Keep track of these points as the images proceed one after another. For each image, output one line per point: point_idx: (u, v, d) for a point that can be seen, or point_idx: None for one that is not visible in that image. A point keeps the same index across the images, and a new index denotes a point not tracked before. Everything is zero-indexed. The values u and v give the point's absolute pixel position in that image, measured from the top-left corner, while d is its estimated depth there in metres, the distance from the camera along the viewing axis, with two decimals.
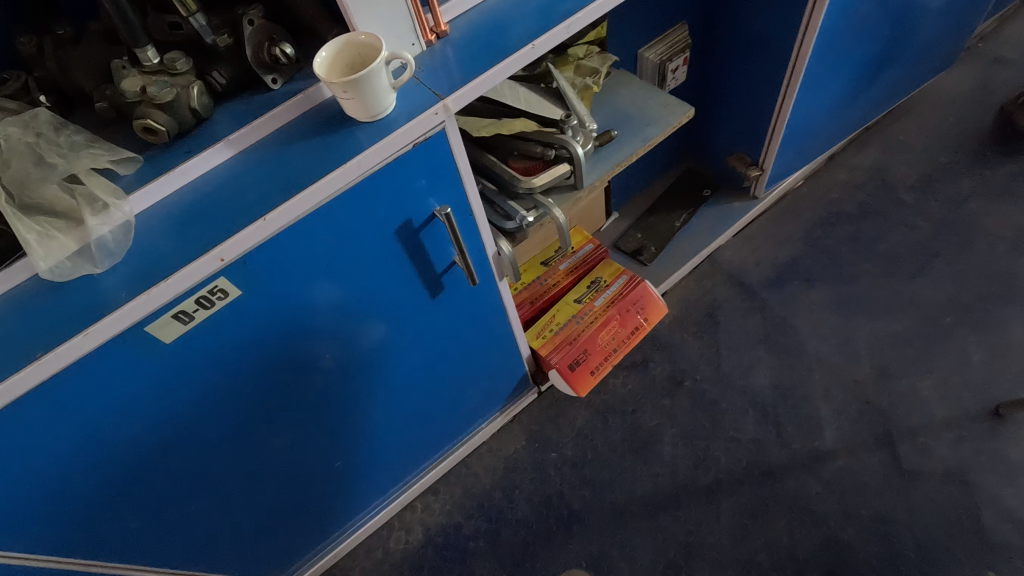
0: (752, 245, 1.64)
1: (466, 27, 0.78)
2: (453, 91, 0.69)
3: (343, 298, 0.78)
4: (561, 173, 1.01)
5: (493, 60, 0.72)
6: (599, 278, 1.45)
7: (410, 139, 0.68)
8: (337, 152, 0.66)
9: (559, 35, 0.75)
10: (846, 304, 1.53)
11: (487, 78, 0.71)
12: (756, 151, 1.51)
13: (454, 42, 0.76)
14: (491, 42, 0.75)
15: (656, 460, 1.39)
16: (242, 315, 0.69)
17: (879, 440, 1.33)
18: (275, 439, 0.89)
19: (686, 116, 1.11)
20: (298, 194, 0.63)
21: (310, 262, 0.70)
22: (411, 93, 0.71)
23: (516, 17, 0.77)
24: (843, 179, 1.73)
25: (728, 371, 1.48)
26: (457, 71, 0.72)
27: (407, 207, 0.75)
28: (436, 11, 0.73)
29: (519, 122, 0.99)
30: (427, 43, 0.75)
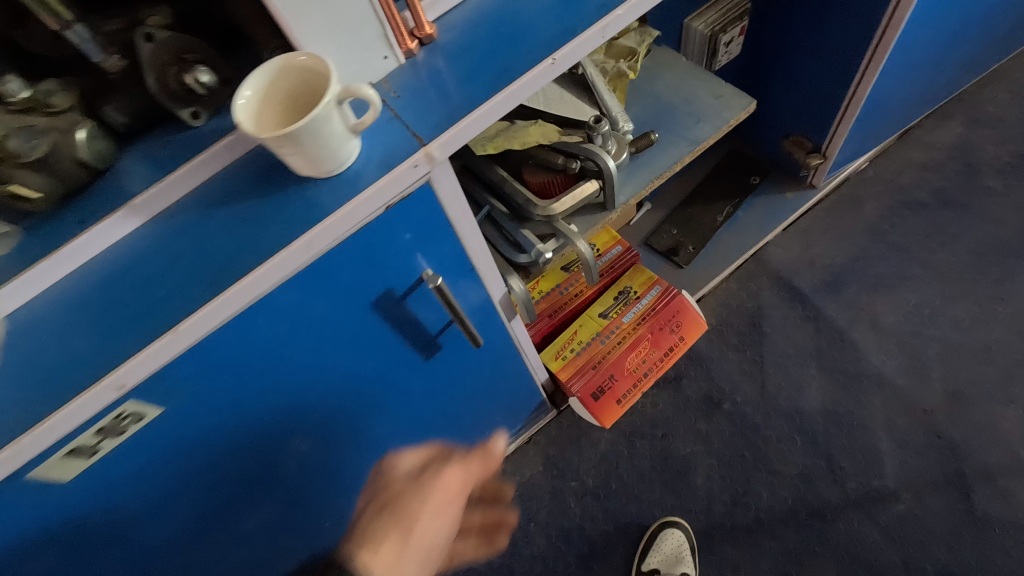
0: (806, 241, 1.42)
1: (461, 26, 0.57)
2: (442, 131, 0.50)
3: (309, 383, 0.62)
4: (587, 195, 0.81)
5: (498, 83, 0.52)
6: (628, 288, 1.26)
7: (383, 200, 0.49)
8: (282, 221, 0.49)
9: (589, 43, 0.54)
10: (915, 315, 1.32)
11: (491, 110, 0.51)
12: (819, 135, 1.27)
13: (444, 51, 0.55)
14: (496, 53, 0.54)
15: (689, 494, 1.24)
16: (176, 429, 0.54)
17: (948, 480, 1.17)
18: (246, 527, 0.75)
19: (746, 111, 0.88)
20: (227, 289, 0.46)
21: (259, 358, 0.54)
22: (384, 130, 0.51)
23: (532, 15, 0.56)
24: (916, 160, 1.48)
25: (773, 392, 1.30)
26: (449, 97, 0.52)
27: (385, 275, 0.57)
28: (417, 9, 0.52)
29: (535, 129, 0.80)
30: (407, 52, 0.54)
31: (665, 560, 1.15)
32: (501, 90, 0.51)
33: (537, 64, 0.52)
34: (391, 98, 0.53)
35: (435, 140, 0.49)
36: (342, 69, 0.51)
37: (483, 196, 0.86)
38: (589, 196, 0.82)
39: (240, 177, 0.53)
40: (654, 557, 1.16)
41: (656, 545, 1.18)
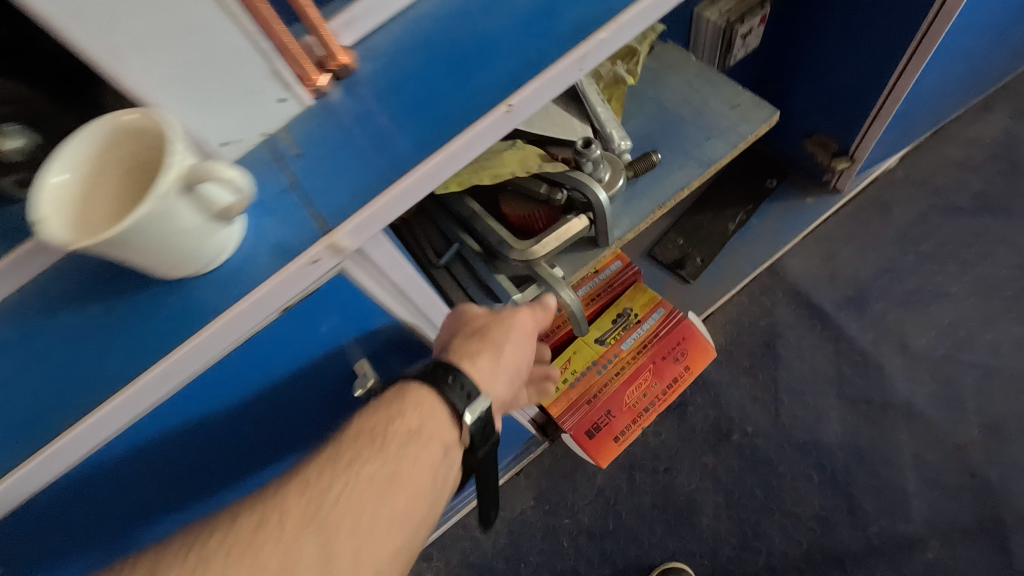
0: (827, 252, 1.28)
1: (385, 51, 0.45)
2: (353, 211, 0.40)
3: (209, 478, 0.57)
4: (573, 234, 0.67)
5: (433, 141, 0.41)
6: (628, 310, 1.12)
7: (272, 309, 0.40)
8: (141, 337, 0.41)
9: (549, 88, 0.43)
10: (950, 337, 1.18)
11: (422, 179, 0.41)
12: (847, 136, 1.11)
13: (362, 87, 0.44)
14: (429, 94, 0.43)
15: (693, 536, 1.13)
16: (65, 534, 0.50)
17: (982, 526, 1.05)
18: None
19: (769, 123, 0.75)
20: (84, 419, 0.40)
21: (124, 483, 0.48)
22: (280, 203, 0.41)
23: (479, 39, 0.45)
24: (952, 159, 1.33)
25: (788, 423, 1.18)
26: (367, 161, 0.42)
27: (295, 369, 0.50)
28: (322, 32, 0.41)
29: (510, 154, 0.65)
30: (314, 87, 0.43)
31: None
32: (436, 151, 0.41)
33: (483, 116, 0.41)
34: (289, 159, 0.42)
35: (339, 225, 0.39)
36: (216, 120, 0.40)
37: (451, 230, 0.71)
38: (574, 232, 0.67)
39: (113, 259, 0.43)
40: None
41: None
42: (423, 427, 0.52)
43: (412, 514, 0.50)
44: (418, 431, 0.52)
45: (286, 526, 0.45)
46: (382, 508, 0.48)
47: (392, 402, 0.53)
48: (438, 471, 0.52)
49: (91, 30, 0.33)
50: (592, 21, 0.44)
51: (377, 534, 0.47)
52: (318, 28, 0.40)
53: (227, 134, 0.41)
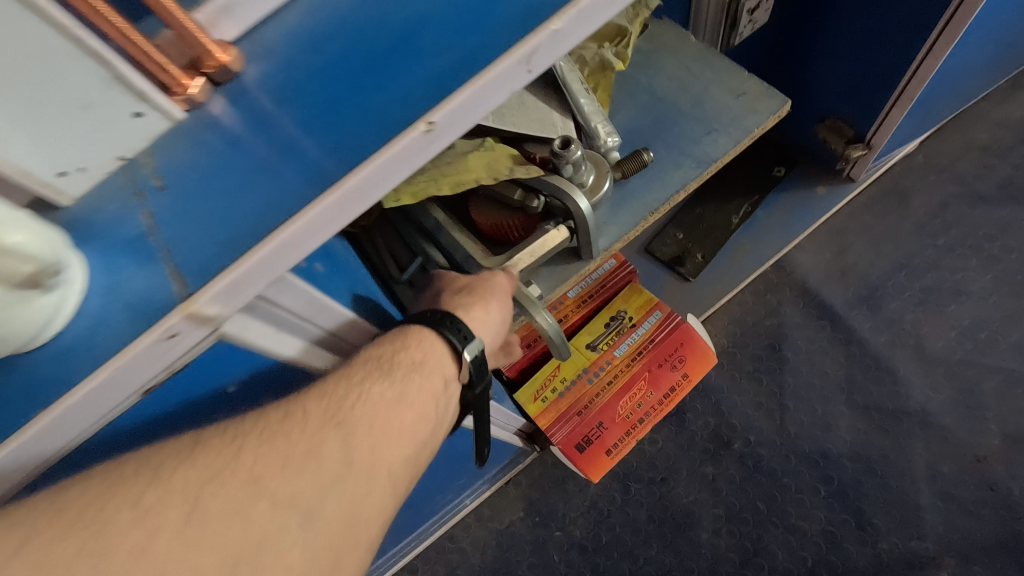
0: (839, 245, 1.19)
1: (280, 45, 0.35)
2: (220, 271, 0.32)
3: None
4: (551, 247, 0.58)
5: (330, 174, 0.33)
6: (622, 312, 1.03)
7: (130, 388, 0.32)
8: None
9: (486, 97, 0.34)
10: (971, 339, 1.10)
11: (309, 229, 0.32)
12: (864, 120, 1.01)
13: (247, 95, 0.35)
14: (328, 108, 0.34)
15: (691, 551, 1.07)
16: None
17: (1002, 544, 0.98)
18: None
19: (780, 112, 0.64)
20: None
21: None
22: (136, 252, 0.33)
23: (396, 32, 0.35)
24: (977, 144, 1.22)
25: (794, 431, 1.10)
26: (245, 199, 0.33)
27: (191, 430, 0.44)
28: (180, 25, 0.31)
29: (477, 157, 0.56)
30: (186, 93, 0.33)
31: None
32: (328, 190, 0.32)
33: (399, 137, 0.33)
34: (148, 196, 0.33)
35: (199, 291, 0.31)
36: (48, 145, 0.31)
37: (414, 243, 0.62)
38: (551, 250, 0.59)
39: None
40: None
41: None
42: (429, 359, 0.49)
43: (422, 436, 0.47)
44: (423, 362, 0.49)
45: (309, 420, 0.42)
46: (398, 422, 0.45)
47: (393, 338, 0.50)
48: (438, 406, 0.49)
49: None
50: (541, 11, 0.35)
51: (394, 443, 0.45)
52: (173, 18, 0.31)
53: (68, 161, 0.32)
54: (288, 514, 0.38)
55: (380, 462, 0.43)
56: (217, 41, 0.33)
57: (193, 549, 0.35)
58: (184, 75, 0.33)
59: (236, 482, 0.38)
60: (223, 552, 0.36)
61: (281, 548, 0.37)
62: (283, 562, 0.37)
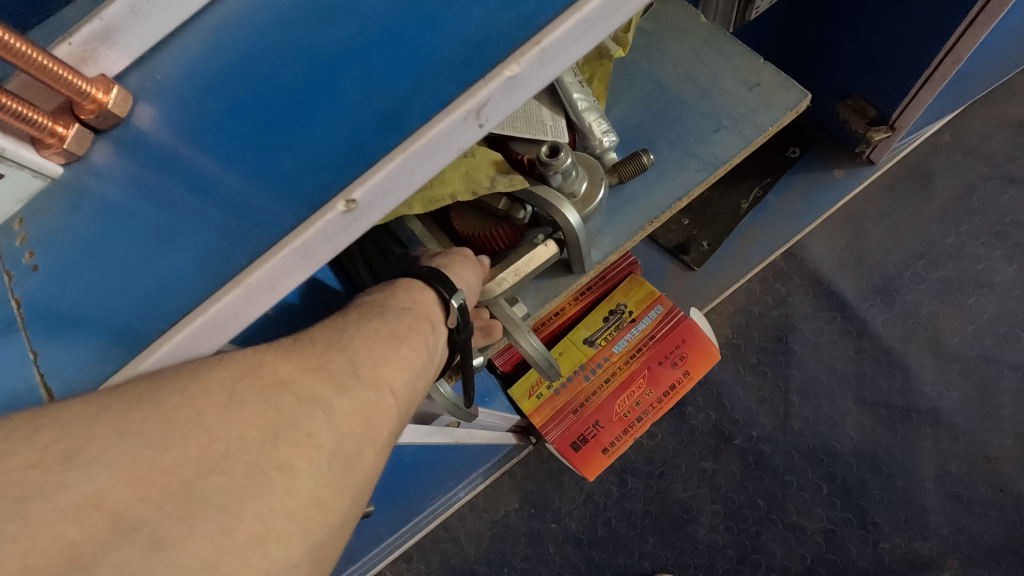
0: (854, 232, 1.12)
1: (167, 77, 0.28)
2: (112, 373, 0.29)
3: None
4: (538, 264, 0.53)
5: (236, 261, 0.28)
6: (621, 306, 0.96)
7: None
8: None
9: (427, 160, 0.28)
10: (990, 334, 1.04)
11: (208, 328, 0.29)
12: (889, 100, 0.93)
13: (133, 150, 0.28)
14: (227, 174, 0.28)
15: (687, 546, 1.05)
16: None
17: (1008, 546, 0.95)
18: None
19: (800, 107, 0.58)
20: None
21: None
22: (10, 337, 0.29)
23: (308, 71, 0.28)
24: (1010, 121, 1.13)
25: (798, 426, 1.06)
26: (144, 279, 0.29)
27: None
28: (32, 68, 0.24)
29: (451, 166, 0.48)
30: (61, 144, 0.27)
31: None
32: (228, 285, 0.28)
33: (318, 215, 0.28)
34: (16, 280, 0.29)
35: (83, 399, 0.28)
36: None
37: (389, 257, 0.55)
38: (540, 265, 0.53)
39: None
40: None
41: None
42: (420, 306, 0.42)
43: (431, 373, 0.40)
44: (412, 309, 0.42)
45: (316, 340, 0.35)
46: (406, 348, 0.38)
47: (381, 290, 0.44)
48: (431, 348, 0.41)
49: None
50: (487, 52, 0.28)
51: (414, 358, 0.38)
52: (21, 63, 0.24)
53: None
54: (310, 410, 0.31)
55: (407, 373, 0.37)
56: (93, 74, 0.26)
57: (217, 430, 0.28)
58: (55, 121, 0.26)
59: (263, 378, 0.31)
60: (260, 425, 0.29)
61: (324, 422, 0.31)
62: (322, 442, 0.30)
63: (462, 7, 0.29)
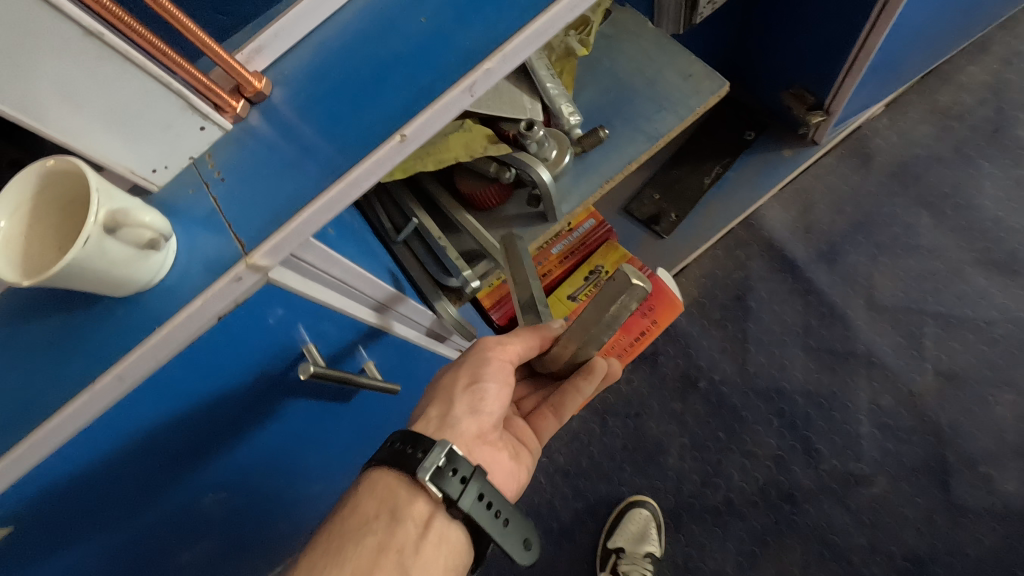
0: (803, 203, 1.30)
1: (292, 75, 0.45)
2: (271, 234, 0.40)
3: (192, 449, 0.55)
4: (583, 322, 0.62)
5: (340, 168, 0.41)
6: (600, 267, 1.16)
7: (231, 300, 0.41)
8: (130, 325, 0.40)
9: (450, 107, 0.42)
10: (917, 288, 1.21)
11: (323, 206, 0.40)
12: (823, 88, 1.11)
13: (273, 115, 0.43)
14: (331, 123, 0.43)
15: (658, 474, 1.22)
16: (48, 541, 0.51)
17: (929, 465, 1.12)
18: (184, 556, 0.71)
19: (719, 94, 0.75)
20: (15, 447, 0.39)
21: (94, 471, 0.47)
22: (210, 225, 0.41)
23: (370, 69, 0.44)
24: (939, 104, 1.30)
25: (753, 371, 1.24)
26: (279, 188, 0.41)
27: (250, 373, 0.53)
28: (228, 66, 0.40)
29: (455, 137, 0.66)
30: (233, 112, 0.42)
31: (630, 539, 1.13)
32: (334, 182, 0.41)
33: (386, 139, 0.41)
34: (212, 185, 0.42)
35: (261, 245, 0.40)
36: (145, 149, 0.39)
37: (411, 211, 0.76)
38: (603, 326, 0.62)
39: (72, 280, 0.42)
40: (619, 537, 1.14)
41: (621, 525, 1.16)
42: (385, 517, 0.54)
43: None
44: (380, 516, 0.54)
45: None
46: None
47: (360, 493, 0.57)
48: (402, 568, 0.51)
49: (59, 100, 0.35)
50: (488, 42, 0.44)
51: None
52: (219, 57, 0.39)
53: (155, 161, 0.40)
54: None
55: None
56: (252, 71, 0.42)
57: None
58: (232, 99, 0.42)
59: None
60: None
61: None
62: None
63: (466, 26, 0.45)
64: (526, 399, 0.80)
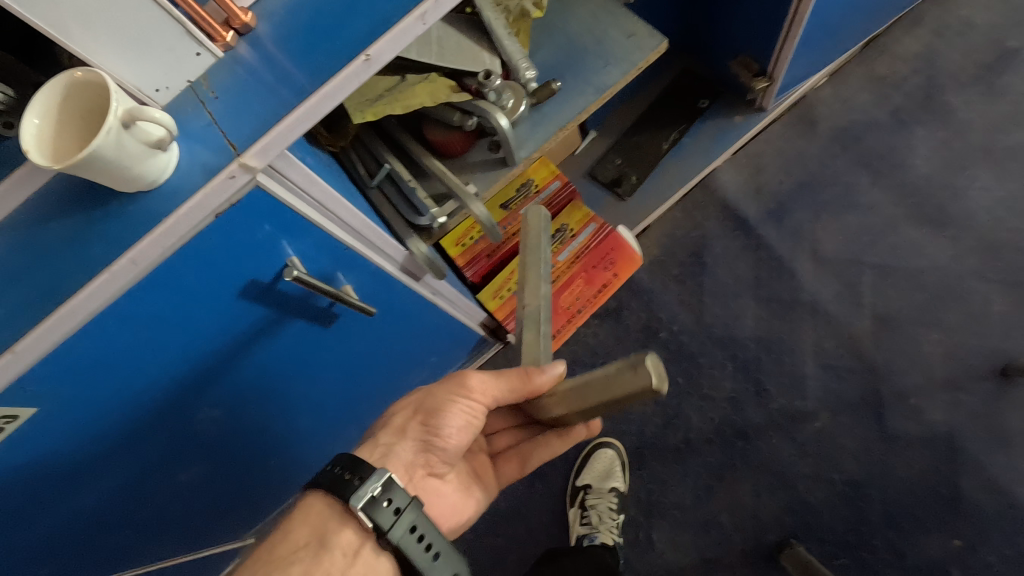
0: (754, 166, 1.40)
1: (274, 11, 0.52)
2: (257, 139, 0.48)
3: (192, 355, 0.62)
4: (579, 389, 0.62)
5: (315, 83, 0.49)
6: (565, 227, 1.23)
7: (226, 197, 0.49)
8: (142, 219, 0.48)
9: (406, 34, 0.50)
10: (856, 242, 1.32)
11: (300, 116, 0.48)
12: (766, 55, 1.21)
13: (258, 44, 0.51)
14: (306, 49, 0.50)
15: (623, 418, 1.31)
16: (64, 434, 0.58)
17: (866, 400, 1.23)
18: (180, 476, 0.78)
19: (658, 51, 0.84)
20: (46, 318, 0.47)
21: (106, 358, 0.55)
22: (206, 135, 0.49)
23: (339, 5, 0.52)
24: (877, 73, 1.41)
25: (709, 321, 1.33)
26: (263, 103, 0.49)
27: (245, 284, 0.60)
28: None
29: (421, 89, 0.73)
30: (223, 41, 0.50)
31: (596, 476, 1.23)
32: (310, 95, 0.48)
33: (352, 61, 0.49)
34: (207, 101, 0.49)
35: (251, 148, 0.48)
36: (150, 70, 0.47)
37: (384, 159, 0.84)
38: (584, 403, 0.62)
39: (88, 184, 0.50)
40: (586, 475, 1.24)
41: (588, 465, 1.25)
42: (313, 534, 0.61)
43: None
44: (308, 532, 0.61)
45: None
46: None
47: (295, 518, 0.62)
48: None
49: (81, 20, 0.42)
50: None
51: None
52: None
53: (158, 82, 0.48)
54: None
55: None
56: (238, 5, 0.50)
57: None
58: (222, 29, 0.49)
59: None
60: None
61: None
62: None
63: None
64: (500, 434, 0.86)
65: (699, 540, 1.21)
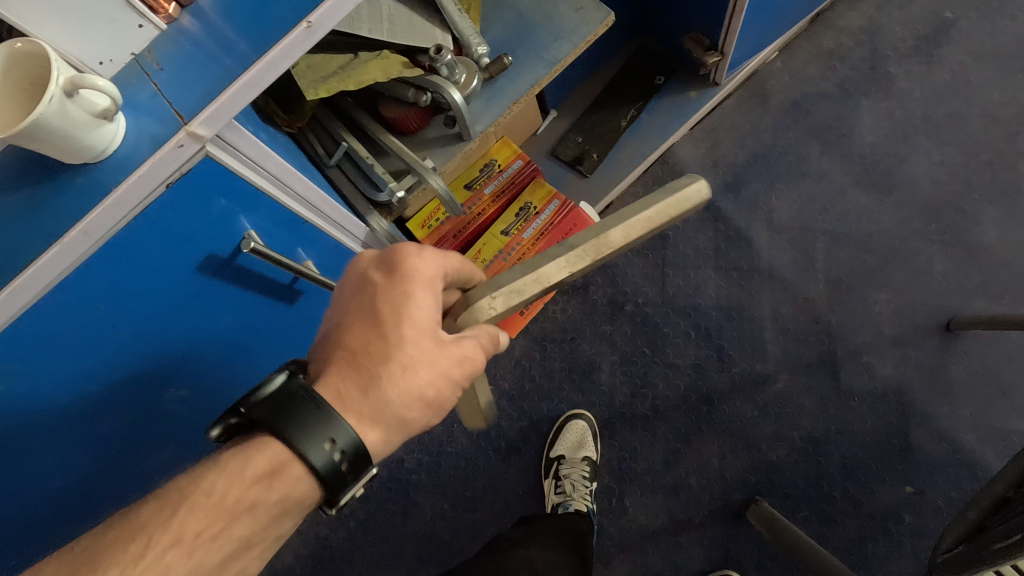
0: (710, 140, 1.44)
1: None
2: (204, 107, 0.49)
3: (155, 331, 0.63)
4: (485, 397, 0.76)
5: (259, 50, 0.50)
6: (528, 204, 1.26)
7: (177, 164, 0.50)
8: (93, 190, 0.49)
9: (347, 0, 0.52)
10: (809, 210, 1.37)
11: (246, 84, 0.49)
12: (716, 31, 1.24)
13: (199, 15, 0.52)
14: (249, 19, 0.51)
15: (593, 390, 1.34)
16: (28, 411, 0.59)
17: (822, 360, 1.29)
18: (149, 456, 0.78)
19: (605, 24, 0.86)
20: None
21: (67, 333, 0.55)
22: (152, 106, 0.49)
23: None
24: (824, 46, 1.46)
25: (672, 293, 1.37)
26: (208, 71, 0.50)
27: (204, 257, 0.61)
28: None
29: (374, 64, 0.74)
30: (166, 13, 0.50)
31: (569, 448, 1.26)
32: (255, 63, 0.49)
33: (294, 29, 0.50)
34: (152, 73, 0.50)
35: (199, 116, 0.49)
36: (93, 43, 0.47)
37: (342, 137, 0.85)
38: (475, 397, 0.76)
39: (35, 159, 0.50)
40: (559, 446, 1.26)
41: (562, 437, 1.28)
42: (274, 516, 0.53)
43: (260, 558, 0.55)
44: (269, 513, 0.53)
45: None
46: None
47: (271, 494, 0.52)
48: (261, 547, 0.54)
49: None
50: None
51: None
52: None
53: (101, 54, 0.48)
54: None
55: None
56: None
57: None
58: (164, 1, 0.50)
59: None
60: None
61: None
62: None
63: None
64: None
65: (669, 503, 1.25)
